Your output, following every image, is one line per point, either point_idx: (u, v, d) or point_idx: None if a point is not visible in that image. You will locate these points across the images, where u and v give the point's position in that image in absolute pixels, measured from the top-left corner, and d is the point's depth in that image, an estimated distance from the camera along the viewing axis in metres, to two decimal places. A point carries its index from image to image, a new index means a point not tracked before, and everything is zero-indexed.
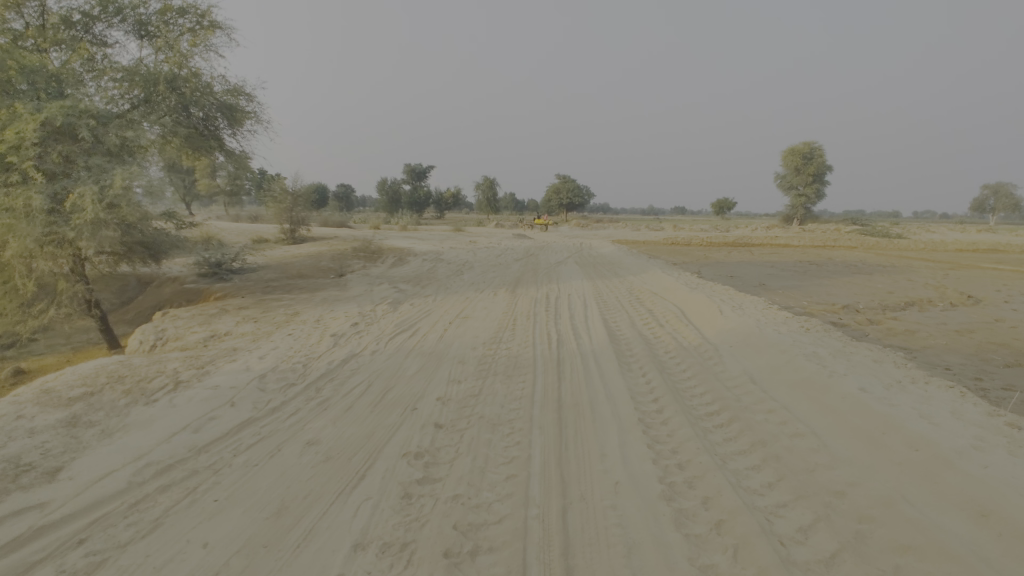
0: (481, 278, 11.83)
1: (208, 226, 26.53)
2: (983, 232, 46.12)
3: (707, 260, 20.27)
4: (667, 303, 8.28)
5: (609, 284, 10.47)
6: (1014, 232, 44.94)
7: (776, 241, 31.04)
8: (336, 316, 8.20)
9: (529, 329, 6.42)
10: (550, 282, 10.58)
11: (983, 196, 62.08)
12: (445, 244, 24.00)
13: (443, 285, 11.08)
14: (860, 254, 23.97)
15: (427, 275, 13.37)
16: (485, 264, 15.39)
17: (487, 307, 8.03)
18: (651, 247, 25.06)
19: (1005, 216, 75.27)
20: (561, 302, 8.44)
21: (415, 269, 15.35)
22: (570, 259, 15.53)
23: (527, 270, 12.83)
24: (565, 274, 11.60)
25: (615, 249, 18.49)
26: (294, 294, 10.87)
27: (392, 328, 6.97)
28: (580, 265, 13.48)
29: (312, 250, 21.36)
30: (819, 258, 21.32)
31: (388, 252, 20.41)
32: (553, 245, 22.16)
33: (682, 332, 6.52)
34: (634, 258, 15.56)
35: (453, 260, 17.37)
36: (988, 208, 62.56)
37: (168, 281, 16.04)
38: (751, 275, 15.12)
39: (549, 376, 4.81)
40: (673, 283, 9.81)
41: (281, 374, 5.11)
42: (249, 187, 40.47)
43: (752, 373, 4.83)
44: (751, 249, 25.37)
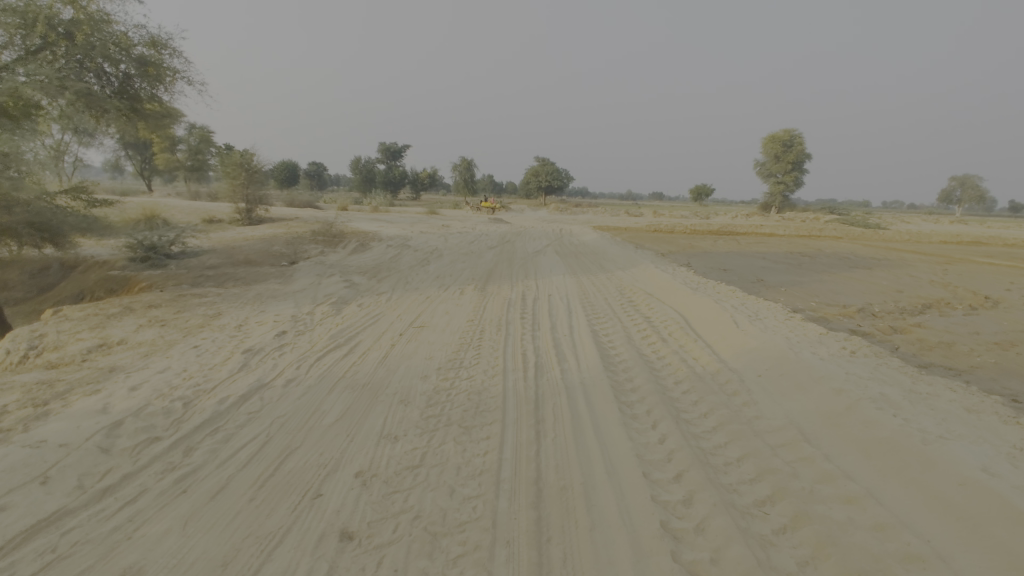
0: (449, 271, 10.37)
1: (157, 206, 24.39)
2: (957, 224, 46.37)
3: (694, 250, 19.08)
4: (666, 309, 6.96)
5: (594, 280, 9.10)
6: (986, 225, 45.29)
7: (760, 230, 30.10)
8: (264, 320, 6.68)
9: (500, 346, 5.03)
10: (526, 277, 9.18)
11: (953, 188, 62.95)
12: (415, 228, 22.29)
13: (403, 279, 9.61)
14: (848, 245, 23.12)
15: (388, 265, 11.86)
16: (455, 252, 13.87)
17: (450, 311, 6.59)
18: (635, 235, 23.85)
19: (974, 208, 76.63)
20: (539, 304, 7.05)
21: (377, 257, 13.79)
22: (550, 248, 14.10)
23: (501, 261, 11.38)
24: (544, 267, 10.23)
25: (598, 237, 17.12)
26: (226, 287, 9.27)
27: (326, 341, 5.52)
28: (560, 256, 12.11)
29: (267, 232, 19.58)
30: (809, 250, 20.38)
31: (351, 236, 18.76)
32: (531, 232, 20.76)
33: (692, 351, 5.21)
34: (619, 248, 14.21)
35: (421, 247, 15.78)
36: (955, 199, 63.63)
37: (95, 267, 14.21)
38: (745, 269, 13.93)
39: (524, 427, 3.42)
40: (669, 280, 8.50)
41: (146, 419, 3.62)
42: (210, 163, 37.97)
43: (800, 424, 3.52)
44: (737, 238, 24.30)
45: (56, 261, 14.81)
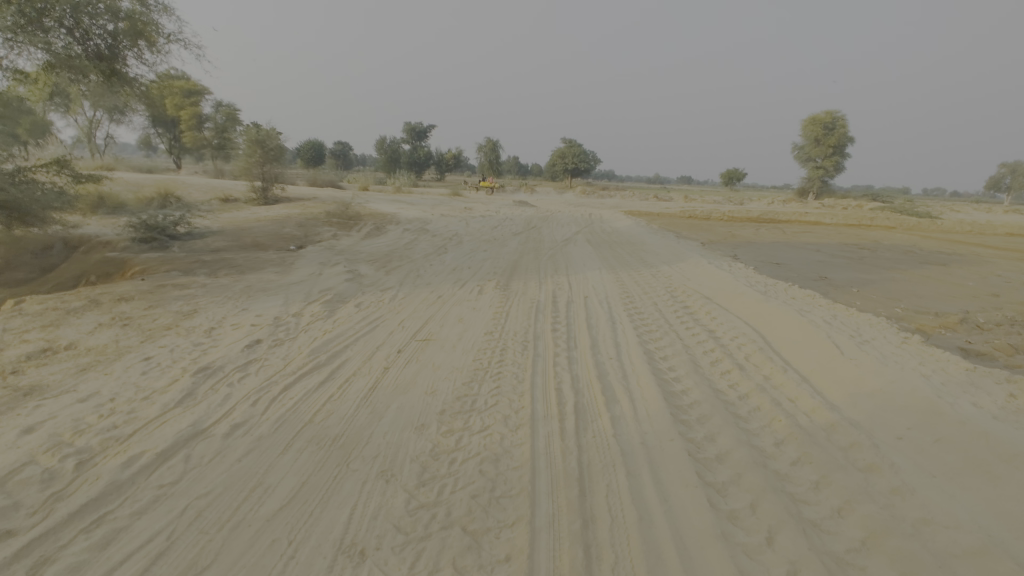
0: (467, 262, 9.14)
1: (174, 184, 23.72)
2: (1015, 214, 43.09)
3: (736, 240, 17.41)
4: (733, 318, 5.58)
5: (636, 276, 7.73)
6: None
7: (804, 217, 28.06)
8: (242, 321, 5.56)
9: (527, 376, 3.79)
10: (555, 272, 7.87)
11: (1003, 175, 59.21)
12: (435, 210, 21.08)
13: (414, 271, 8.43)
14: (905, 237, 21.06)
15: (401, 253, 10.71)
16: (475, 239, 12.61)
17: (465, 316, 5.35)
18: (669, 221, 22.26)
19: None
20: (573, 309, 5.77)
21: (391, 242, 12.66)
22: (581, 236, 12.70)
23: (526, 251, 10.10)
24: (576, 260, 8.93)
25: (633, 224, 15.63)
26: (216, 276, 8.20)
27: (306, 357, 4.35)
28: (593, 247, 10.76)
29: (281, 213, 18.64)
30: (863, 241, 18.54)
31: (368, 219, 17.70)
32: (558, 216, 19.37)
33: (785, 387, 3.88)
34: (658, 237, 12.72)
35: (439, 232, 14.55)
36: (1004, 187, 59.79)
37: (97, 248, 13.42)
38: (799, 264, 12.36)
39: (565, 541, 2.18)
40: (728, 279, 7.10)
41: (12, 492, 2.48)
42: (234, 141, 37.29)
43: (1008, 544, 2.19)
44: (780, 227, 22.46)
45: (60, 240, 14.04)
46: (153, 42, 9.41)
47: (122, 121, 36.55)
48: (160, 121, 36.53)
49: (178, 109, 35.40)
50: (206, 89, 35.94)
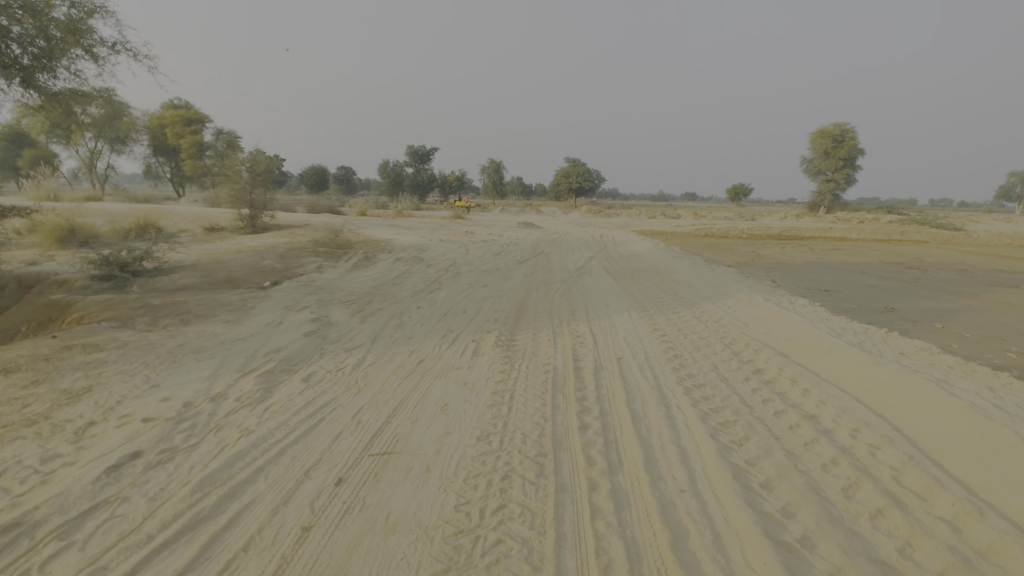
0: (462, 301, 7.53)
1: (159, 215, 22.40)
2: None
3: (764, 262, 15.74)
4: (834, 391, 3.91)
5: (676, 321, 6.08)
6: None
7: (827, 233, 26.37)
8: (137, 411, 3.92)
9: (547, 554, 2.13)
10: (572, 317, 6.23)
11: (1013, 185, 57.58)
12: (433, 235, 19.58)
13: (397, 316, 6.83)
14: (944, 252, 19.30)
15: (387, 289, 9.14)
16: (474, 270, 11.03)
17: (450, 401, 3.70)
18: (685, 242, 20.69)
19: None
20: (604, 380, 4.11)
21: (379, 275, 11.11)
22: (596, 264, 11.09)
23: (532, 286, 8.49)
24: (595, 297, 7.30)
25: (651, 246, 14.02)
26: (151, 329, 6.60)
27: (187, 493, 2.70)
28: (611, 278, 9.14)
29: (265, 243, 17.20)
30: (902, 259, 16.86)
31: (359, 247, 16.22)
32: (567, 239, 17.83)
33: (1004, 555, 2.20)
34: (685, 262, 11.09)
35: (435, 261, 12.99)
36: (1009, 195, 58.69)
37: (51, 288, 11.91)
38: (850, 290, 10.67)
39: None
40: (799, 324, 5.43)
41: None
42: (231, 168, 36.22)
43: None
44: (806, 245, 20.81)
45: (13, 279, 12.55)
46: (92, 51, 8.30)
47: (122, 152, 35.77)
48: (159, 150, 35.70)
49: (178, 137, 34.60)
50: (206, 117, 35.29)
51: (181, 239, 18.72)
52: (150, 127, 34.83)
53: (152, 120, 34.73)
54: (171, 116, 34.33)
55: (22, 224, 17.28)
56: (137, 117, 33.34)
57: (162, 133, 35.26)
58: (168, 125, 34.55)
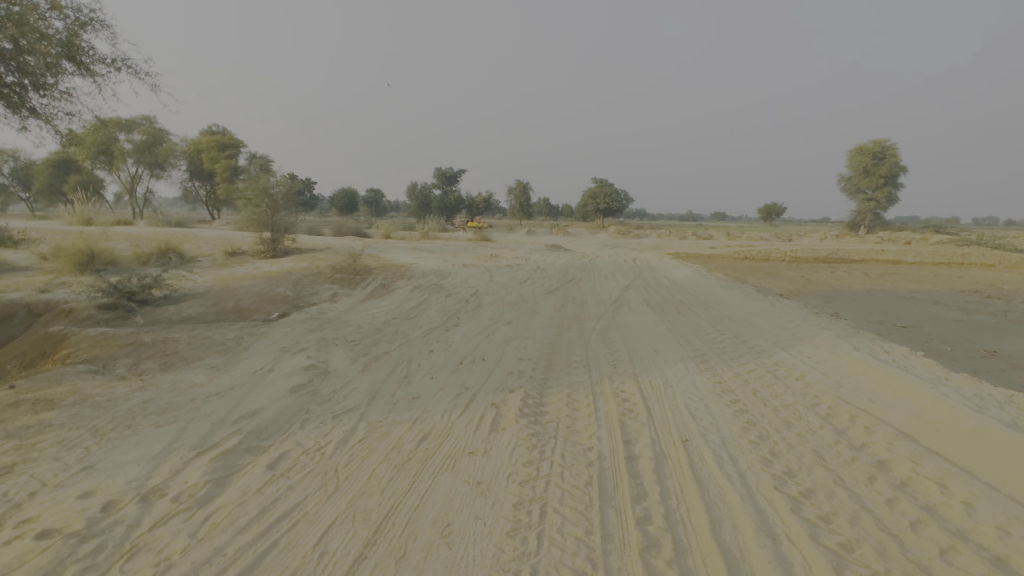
0: (482, 343, 6.47)
1: (183, 239, 22.18)
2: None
3: (816, 289, 14.32)
4: (1013, 509, 2.69)
5: (744, 374, 4.89)
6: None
7: (878, 255, 24.50)
8: (44, 515, 2.93)
9: None
10: (614, 370, 5.10)
11: None
12: (456, 260, 18.70)
13: (404, 364, 5.81)
14: (1017, 278, 17.43)
15: (399, 325, 8.17)
16: (498, 301, 10.00)
17: (456, 520, 2.62)
18: (724, 266, 19.36)
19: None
20: (670, 480, 2.97)
21: (395, 306, 10.19)
22: (633, 295, 9.92)
23: (563, 323, 7.39)
24: (639, 341, 6.15)
25: (692, 272, 12.78)
26: (124, 378, 5.71)
27: None
28: (654, 313, 7.98)
29: (282, 269, 16.57)
30: (972, 286, 15.19)
31: (379, 273, 15.43)
32: (598, 263, 16.73)
33: None
34: (735, 292, 9.84)
35: (456, 290, 12.04)
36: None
37: (55, 316, 11.32)
38: (930, 326, 9.24)
39: None
40: (913, 385, 4.19)
41: None
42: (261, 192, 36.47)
43: None
44: (857, 269, 19.19)
45: (20, 307, 12.04)
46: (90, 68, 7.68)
47: (161, 177, 36.47)
48: (195, 174, 36.22)
49: (213, 161, 35.03)
50: (240, 142, 35.84)
51: (200, 264, 18.27)
52: (187, 152, 35.51)
53: (190, 146, 35.50)
54: (207, 142, 35.02)
55: (44, 250, 17.03)
56: (175, 143, 34.03)
57: (199, 159, 36.04)
58: (204, 151, 35.21)
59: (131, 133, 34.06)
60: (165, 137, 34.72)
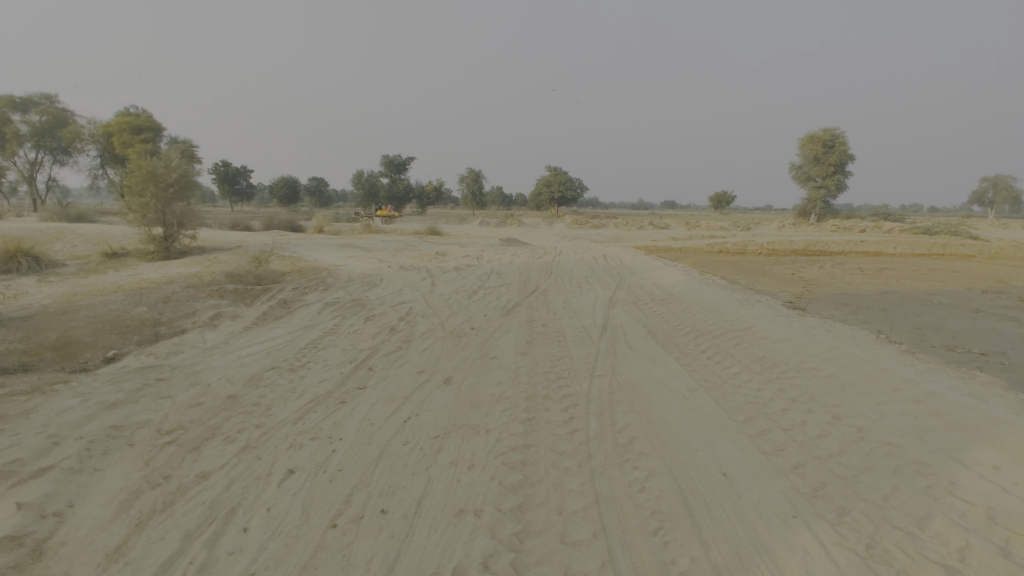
0: (389, 450, 3.50)
1: (56, 238, 17.80)
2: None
3: (821, 291, 12.11)
4: None
5: (961, 568, 2.19)
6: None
7: (857, 246, 22.76)
8: None
9: None
10: (670, 561, 2.31)
11: (983, 190, 57.93)
12: (394, 260, 15.50)
13: (213, 528, 2.74)
14: (1017, 272, 15.81)
15: (268, 388, 5.03)
16: (436, 330, 7.03)
17: None
18: (702, 262, 17.08)
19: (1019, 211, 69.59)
20: None
21: (286, 342, 7.01)
22: (625, 317, 7.17)
23: (536, 386, 4.54)
24: (678, 443, 3.35)
25: (685, 277, 10.20)
26: None
27: None
28: (670, 357, 5.22)
29: (165, 277, 12.83)
30: (979, 283, 13.47)
31: (290, 281, 12.05)
32: (565, 262, 14.01)
33: None
34: (758, 309, 7.28)
35: (383, 307, 8.95)
36: (986, 200, 57.21)
37: None
38: (1011, 352, 6.96)
39: None
40: None
41: None
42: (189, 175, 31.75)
43: None
44: (845, 264, 17.24)
45: None
46: None
47: (67, 163, 31.06)
48: (105, 161, 31.08)
49: (125, 148, 28.80)
50: (160, 125, 30.18)
51: (60, 270, 14.20)
52: (96, 136, 29.91)
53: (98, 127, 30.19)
54: (118, 124, 28.67)
55: None
56: (81, 124, 28.85)
57: (111, 144, 29.57)
58: (114, 135, 28.79)
59: (27, 113, 28.92)
60: (68, 118, 29.57)
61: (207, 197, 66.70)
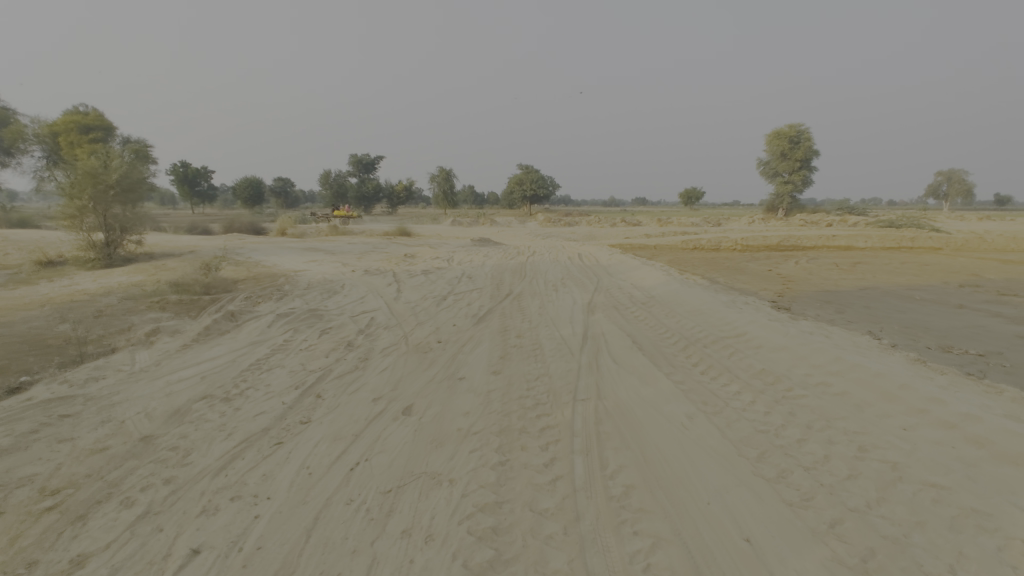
0: (327, 514, 2.78)
1: None
2: (995, 222, 40.43)
3: (802, 289, 11.79)
4: None
5: None
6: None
7: (829, 241, 22.75)
8: None
9: None
10: None
11: (939, 183, 59.83)
12: (359, 263, 14.65)
13: None
14: (987, 264, 15.87)
15: (192, 425, 4.23)
16: (398, 345, 6.31)
17: None
18: (679, 260, 16.70)
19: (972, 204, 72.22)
20: None
21: (226, 363, 6.18)
22: (607, 325, 6.57)
23: (510, 415, 3.88)
24: (684, 492, 2.74)
25: (666, 277, 9.69)
26: None
27: None
28: (661, 374, 4.63)
29: (102, 287, 11.71)
30: (954, 277, 13.38)
31: (242, 290, 11.11)
32: (540, 263, 13.40)
33: None
34: (748, 312, 6.77)
35: (342, 318, 8.15)
36: (943, 194, 59.03)
37: None
38: (1009, 351, 6.61)
39: None
40: None
41: None
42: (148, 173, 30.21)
43: None
44: (819, 260, 17.09)
45: None
46: None
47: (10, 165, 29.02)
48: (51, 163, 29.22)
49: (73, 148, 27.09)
50: (111, 124, 28.42)
51: None
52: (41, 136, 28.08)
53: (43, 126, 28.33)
54: (63, 123, 26.83)
55: None
56: (23, 123, 27.01)
57: (57, 145, 27.79)
58: (61, 134, 27.06)
59: None
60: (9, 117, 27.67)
61: (165, 199, 63.88)
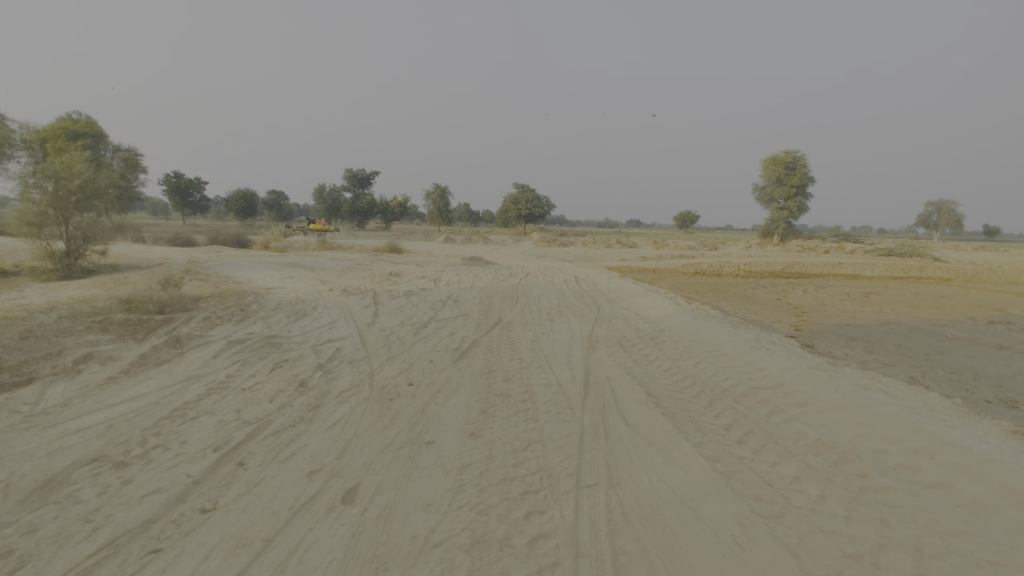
0: None
1: None
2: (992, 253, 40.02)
3: (818, 322, 10.81)
4: None
5: None
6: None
7: (834, 269, 21.93)
8: None
9: None
10: None
11: (932, 213, 59.83)
12: (338, 281, 13.53)
13: None
14: (1004, 297, 15.05)
15: (53, 510, 3.07)
16: (360, 388, 5.18)
17: None
18: (681, 286, 15.73)
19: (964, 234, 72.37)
20: None
21: (145, 406, 5.00)
22: (613, 367, 5.49)
23: (490, 513, 2.77)
24: None
25: (674, 307, 8.66)
26: None
27: None
28: (689, 445, 3.54)
29: (47, 302, 10.48)
30: (976, 311, 12.47)
31: (202, 310, 9.94)
32: (534, 286, 12.37)
33: None
34: (780, 355, 5.72)
35: (302, 348, 7.00)
36: (933, 222, 58.79)
37: None
38: None
39: None
40: None
41: None
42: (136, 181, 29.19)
43: None
44: (829, 289, 16.13)
45: None
46: None
47: None
48: None
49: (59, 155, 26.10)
50: (100, 131, 27.40)
51: None
52: None
53: None
54: (51, 130, 25.91)
55: None
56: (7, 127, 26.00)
57: None
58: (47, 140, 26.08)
59: None
60: None
61: (155, 209, 62.49)
